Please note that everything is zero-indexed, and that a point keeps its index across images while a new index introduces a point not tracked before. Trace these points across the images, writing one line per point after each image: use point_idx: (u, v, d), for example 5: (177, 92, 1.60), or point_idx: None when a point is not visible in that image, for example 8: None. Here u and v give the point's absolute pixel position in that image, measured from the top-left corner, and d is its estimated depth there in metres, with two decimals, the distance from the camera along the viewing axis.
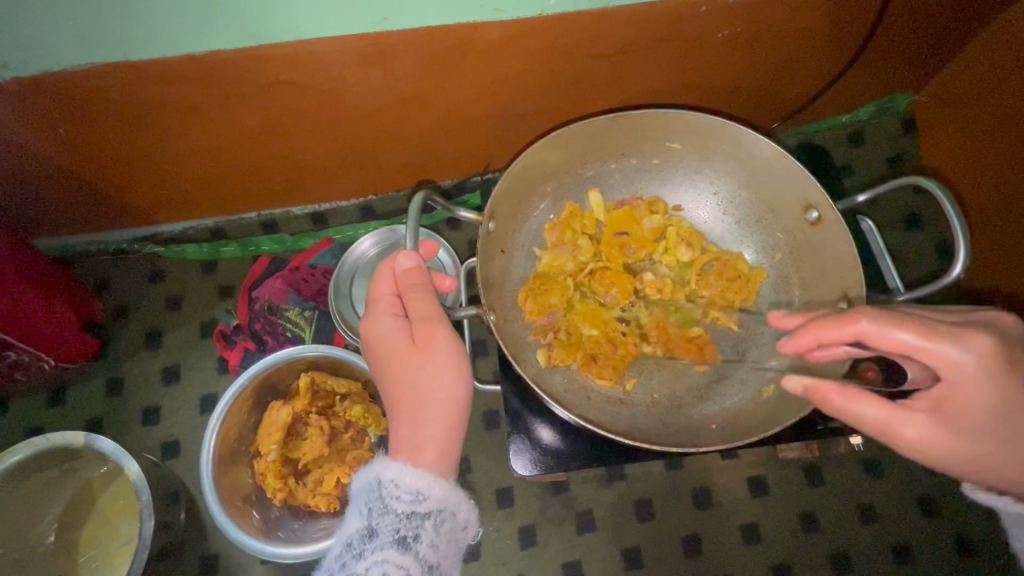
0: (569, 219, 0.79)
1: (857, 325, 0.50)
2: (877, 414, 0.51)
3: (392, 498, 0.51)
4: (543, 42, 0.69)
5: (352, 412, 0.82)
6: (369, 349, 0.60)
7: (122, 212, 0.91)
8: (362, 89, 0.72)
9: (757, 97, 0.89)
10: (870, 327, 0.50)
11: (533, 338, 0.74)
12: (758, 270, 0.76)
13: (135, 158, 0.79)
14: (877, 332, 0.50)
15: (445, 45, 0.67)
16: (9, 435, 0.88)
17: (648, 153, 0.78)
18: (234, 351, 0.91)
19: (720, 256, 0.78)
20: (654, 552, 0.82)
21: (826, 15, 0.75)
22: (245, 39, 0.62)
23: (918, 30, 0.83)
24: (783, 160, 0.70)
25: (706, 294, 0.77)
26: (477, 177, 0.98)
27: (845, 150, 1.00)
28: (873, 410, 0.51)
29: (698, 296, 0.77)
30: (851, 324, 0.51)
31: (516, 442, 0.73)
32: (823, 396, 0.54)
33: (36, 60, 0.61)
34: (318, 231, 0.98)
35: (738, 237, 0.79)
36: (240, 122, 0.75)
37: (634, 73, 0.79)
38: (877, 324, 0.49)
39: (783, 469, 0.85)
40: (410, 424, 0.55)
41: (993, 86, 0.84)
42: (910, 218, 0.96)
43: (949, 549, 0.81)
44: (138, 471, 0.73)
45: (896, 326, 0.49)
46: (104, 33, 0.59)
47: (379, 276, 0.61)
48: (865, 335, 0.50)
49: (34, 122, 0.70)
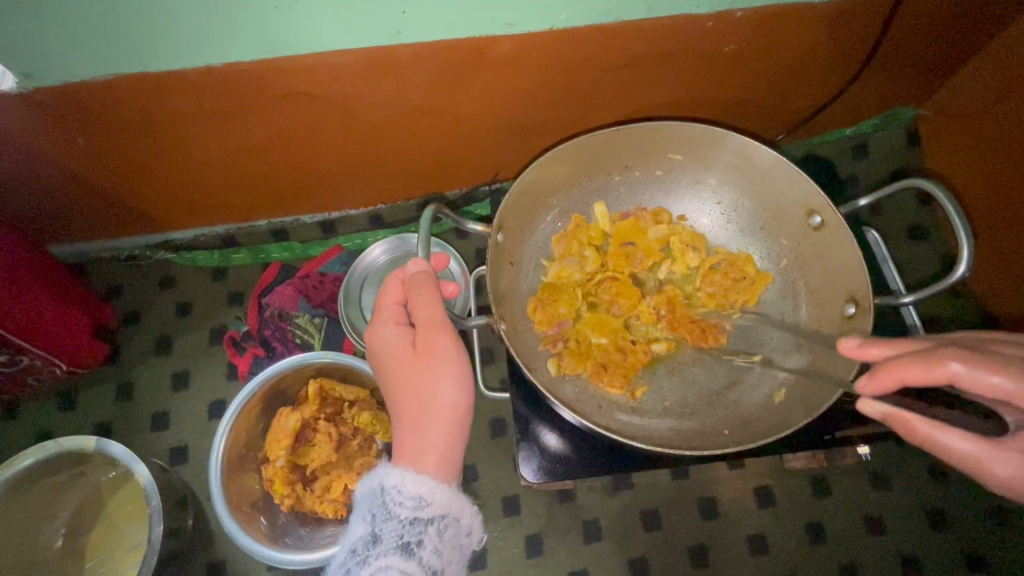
0: (575, 231, 0.79)
1: (946, 367, 0.49)
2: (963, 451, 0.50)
3: (395, 504, 0.51)
4: (554, 56, 0.71)
5: (360, 419, 0.83)
6: (373, 356, 0.61)
7: (135, 219, 0.92)
8: (374, 100, 0.73)
9: (761, 111, 0.91)
10: (961, 369, 0.48)
11: (542, 347, 0.75)
12: (763, 275, 0.77)
13: (152, 167, 0.81)
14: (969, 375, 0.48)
15: (458, 58, 0.68)
16: (19, 440, 0.88)
17: (651, 165, 0.79)
18: (243, 357, 0.91)
19: (728, 257, 0.78)
20: (659, 562, 0.82)
21: (830, 31, 0.76)
22: (264, 52, 0.63)
23: (922, 47, 0.84)
24: (783, 167, 0.72)
25: (707, 291, 0.78)
26: (485, 186, 0.99)
27: (849, 162, 1.01)
28: (965, 442, 0.49)
29: (699, 294, 0.78)
30: (938, 367, 0.49)
31: (524, 449, 0.74)
32: (903, 425, 0.52)
33: (59, 71, 0.62)
34: (328, 238, 1.00)
35: (739, 246, 0.80)
36: (256, 133, 0.77)
37: (640, 86, 0.80)
38: (970, 366, 0.48)
39: (790, 479, 0.85)
40: (412, 430, 0.56)
41: (996, 100, 0.85)
42: (916, 230, 0.97)
43: (959, 562, 0.80)
44: (148, 475, 0.74)
45: (991, 368, 0.48)
46: (127, 46, 0.60)
47: (386, 285, 0.63)
48: (956, 378, 0.49)
49: (53, 132, 0.71)
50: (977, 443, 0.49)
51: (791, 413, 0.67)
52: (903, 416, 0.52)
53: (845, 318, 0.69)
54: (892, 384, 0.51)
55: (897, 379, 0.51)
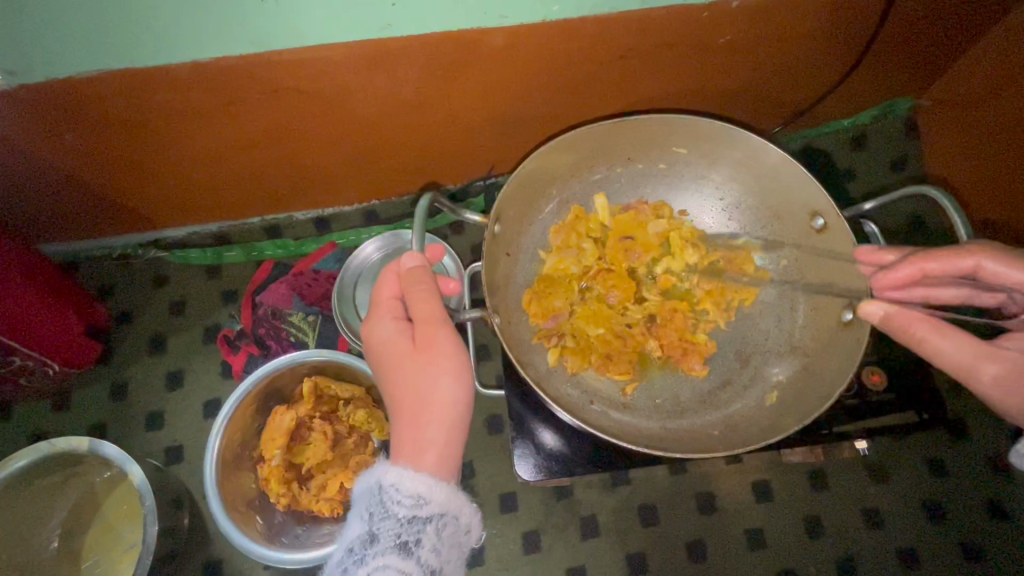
0: (574, 222, 0.79)
1: (972, 258, 0.60)
2: (955, 350, 0.57)
3: (392, 503, 0.51)
4: (547, 48, 0.70)
5: (356, 417, 0.82)
6: (371, 351, 0.60)
7: (127, 217, 0.91)
8: (364, 95, 0.72)
9: (758, 103, 0.90)
10: (988, 262, 0.60)
11: (537, 341, 0.74)
12: (761, 276, 0.76)
13: (143, 164, 0.80)
14: (998, 268, 0.60)
15: (450, 51, 0.67)
16: (13, 441, 0.88)
17: (654, 158, 0.78)
18: (237, 355, 0.91)
19: (727, 256, 0.79)
20: (658, 558, 0.81)
21: (826, 22, 0.75)
22: (251, 47, 0.62)
23: (921, 36, 0.83)
24: (789, 167, 0.71)
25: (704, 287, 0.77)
26: (480, 181, 0.98)
27: (848, 154, 1.00)
28: (957, 346, 0.57)
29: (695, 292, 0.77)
30: (969, 259, 0.60)
31: (519, 446, 0.73)
32: (904, 323, 0.59)
33: (44, 68, 0.62)
34: (322, 235, 0.99)
35: (740, 244, 0.79)
36: (247, 128, 0.76)
37: (636, 79, 0.79)
38: (998, 261, 0.60)
39: (788, 474, 0.85)
40: (411, 426, 0.55)
41: (994, 90, 0.84)
42: (914, 222, 0.96)
43: (957, 555, 0.80)
44: (142, 476, 0.73)
45: (1012, 262, 0.59)
46: (112, 41, 0.59)
47: (384, 278, 0.62)
48: (982, 267, 0.60)
49: (40, 130, 0.70)
50: (969, 348, 0.57)
51: (783, 417, 0.66)
52: (909, 314, 0.59)
53: (841, 324, 0.68)
54: (907, 275, 0.62)
55: (915, 270, 0.61)
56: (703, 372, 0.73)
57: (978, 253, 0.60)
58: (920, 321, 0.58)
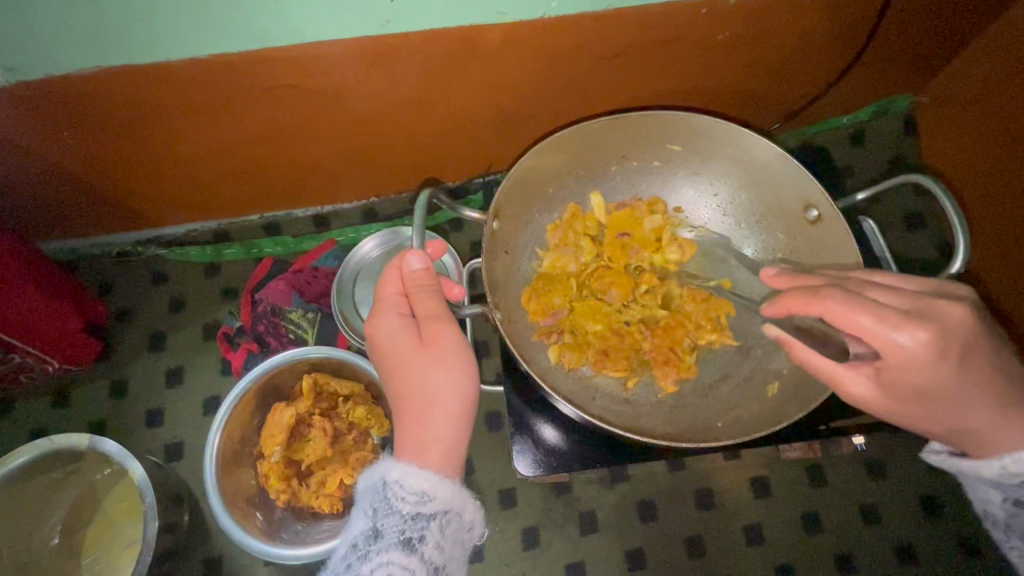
0: (571, 220, 0.79)
1: (822, 304, 0.52)
2: (832, 371, 0.54)
3: (397, 499, 0.51)
4: (546, 44, 0.70)
5: (356, 413, 0.82)
6: (373, 348, 0.60)
7: (126, 215, 0.91)
8: (363, 91, 0.73)
9: (756, 99, 0.90)
10: (834, 306, 0.51)
11: (538, 339, 0.74)
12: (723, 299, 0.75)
13: (142, 162, 0.80)
14: (840, 311, 0.51)
15: (448, 47, 0.67)
16: (13, 438, 0.88)
17: (648, 155, 0.78)
18: (237, 352, 0.91)
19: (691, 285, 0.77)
20: (657, 553, 0.82)
21: (824, 18, 0.75)
22: (250, 43, 0.63)
23: (919, 32, 0.83)
24: (783, 161, 0.71)
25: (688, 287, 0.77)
26: (479, 179, 0.98)
27: (846, 151, 1.01)
28: (830, 369, 0.54)
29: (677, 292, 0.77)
30: (816, 303, 0.52)
31: (519, 443, 0.73)
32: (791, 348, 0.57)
33: (42, 64, 0.61)
34: (321, 233, 0.99)
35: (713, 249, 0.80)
36: (246, 125, 0.76)
37: (635, 76, 0.79)
38: (843, 304, 0.51)
39: (786, 470, 0.85)
40: (415, 424, 0.55)
41: (992, 88, 0.84)
42: (911, 218, 0.96)
43: (955, 551, 0.81)
44: (142, 473, 0.73)
45: (860, 309, 0.50)
46: (111, 38, 0.59)
47: (386, 276, 0.61)
48: (829, 313, 0.52)
49: (40, 127, 0.70)
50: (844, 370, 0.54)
51: (782, 411, 0.67)
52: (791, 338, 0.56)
53: None
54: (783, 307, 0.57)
55: (786, 309, 0.55)
56: (675, 387, 0.72)
57: (831, 300, 0.51)
58: (799, 348, 0.56)
